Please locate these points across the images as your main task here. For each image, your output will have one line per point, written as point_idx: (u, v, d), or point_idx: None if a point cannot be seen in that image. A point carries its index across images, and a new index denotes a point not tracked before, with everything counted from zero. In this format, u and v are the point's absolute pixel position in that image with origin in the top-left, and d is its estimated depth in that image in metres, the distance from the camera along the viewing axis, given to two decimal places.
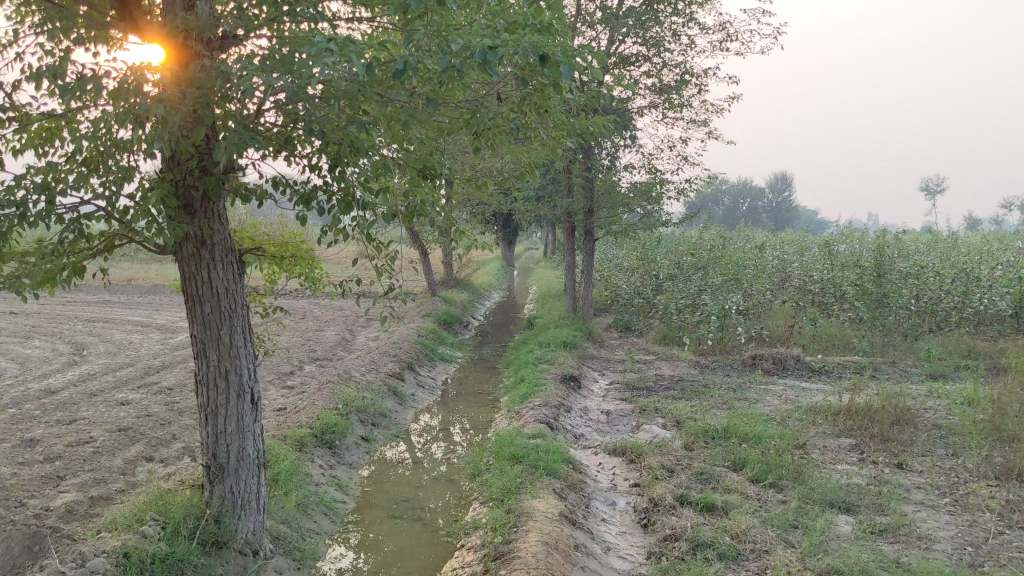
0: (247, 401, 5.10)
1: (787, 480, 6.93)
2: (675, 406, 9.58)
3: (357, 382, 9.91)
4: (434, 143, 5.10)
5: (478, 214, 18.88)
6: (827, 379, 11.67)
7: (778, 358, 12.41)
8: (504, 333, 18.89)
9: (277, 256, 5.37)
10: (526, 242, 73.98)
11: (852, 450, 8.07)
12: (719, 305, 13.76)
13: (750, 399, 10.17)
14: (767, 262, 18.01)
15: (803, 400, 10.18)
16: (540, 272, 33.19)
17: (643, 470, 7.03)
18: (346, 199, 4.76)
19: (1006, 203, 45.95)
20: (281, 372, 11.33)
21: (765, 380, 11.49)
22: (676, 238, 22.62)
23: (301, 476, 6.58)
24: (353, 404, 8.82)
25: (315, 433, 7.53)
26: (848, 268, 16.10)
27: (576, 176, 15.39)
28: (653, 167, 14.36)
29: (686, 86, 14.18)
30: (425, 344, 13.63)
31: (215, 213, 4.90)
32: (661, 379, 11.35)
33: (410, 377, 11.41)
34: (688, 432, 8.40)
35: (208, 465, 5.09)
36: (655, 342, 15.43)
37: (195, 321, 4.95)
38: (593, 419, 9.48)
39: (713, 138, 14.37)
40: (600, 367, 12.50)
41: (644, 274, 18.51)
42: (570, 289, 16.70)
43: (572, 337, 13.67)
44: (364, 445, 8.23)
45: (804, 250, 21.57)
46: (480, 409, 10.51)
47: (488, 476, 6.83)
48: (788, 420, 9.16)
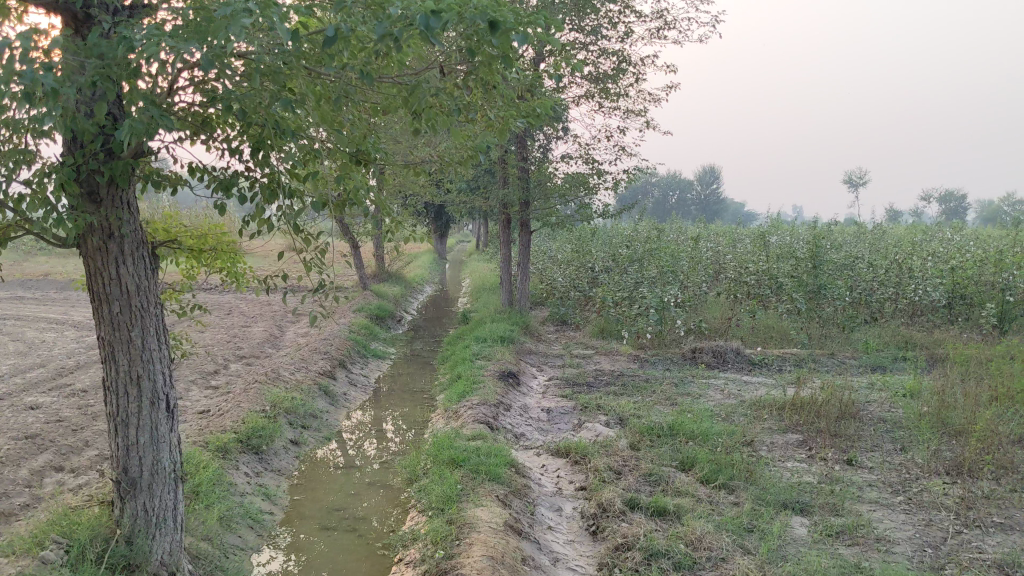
0: (162, 409, 4.62)
1: (738, 480, 6.69)
2: (618, 403, 9.29)
3: (285, 381, 9.41)
4: (368, 125, 4.67)
5: (409, 206, 18.40)
6: (768, 373, 11.53)
7: (719, 351, 12.24)
8: (438, 327, 18.46)
9: (196, 252, 4.87)
10: (457, 235, 73.46)
11: (800, 446, 7.88)
12: (658, 297, 13.55)
13: (693, 394, 9.95)
14: (703, 255, 17.90)
15: (746, 395, 9.99)
16: (472, 265, 32.80)
17: (589, 472, 6.71)
18: (271, 187, 4.31)
19: (926, 195, 46.91)
20: (204, 372, 10.75)
21: (707, 374, 11.30)
22: (611, 230, 22.44)
23: (224, 486, 6.09)
24: (281, 405, 8.32)
25: (241, 439, 7.04)
26: (784, 259, 16.05)
27: (511, 166, 15.02)
28: (589, 157, 14.06)
29: (623, 75, 13.91)
30: (357, 340, 13.14)
31: (124, 202, 4.41)
32: (601, 374, 11.08)
33: (342, 375, 10.95)
34: (632, 430, 8.12)
35: (119, 481, 4.60)
36: (593, 336, 15.17)
37: (102, 322, 4.46)
38: (533, 418, 9.14)
39: (650, 128, 14.12)
40: (538, 363, 12.18)
41: (579, 266, 18.27)
42: (506, 282, 16.36)
43: (509, 331, 13.32)
44: (294, 448, 7.75)
45: (737, 241, 21.59)
46: (415, 408, 10.09)
47: (427, 482, 6.43)
48: (733, 415, 8.95)
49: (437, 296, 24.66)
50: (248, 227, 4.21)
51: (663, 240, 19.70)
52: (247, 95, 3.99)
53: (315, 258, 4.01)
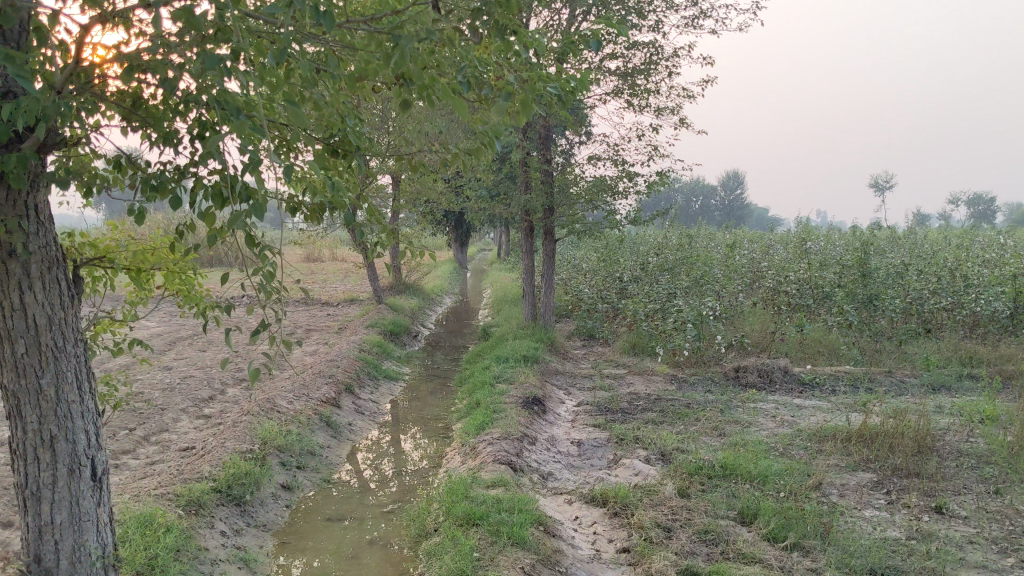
0: (86, 478, 3.55)
1: (812, 539, 5.56)
2: (659, 434, 8.16)
3: (282, 412, 8.34)
4: (350, 103, 3.56)
5: (425, 214, 17.36)
6: (821, 395, 10.35)
7: (764, 370, 11.07)
8: (457, 342, 17.38)
9: (136, 276, 3.85)
10: (480, 244, 72.52)
11: (877, 489, 6.73)
12: (696, 310, 12.37)
13: (740, 421, 8.81)
14: (738, 263, 16.73)
15: (803, 423, 8.84)
16: (495, 274, 31.74)
17: (633, 530, 5.61)
18: (218, 187, 3.18)
19: (954, 199, 45.21)
20: (197, 399, 9.71)
21: (755, 397, 10.12)
22: (639, 238, 21.29)
23: (190, 553, 5.02)
24: (272, 442, 7.23)
25: (218, 488, 5.97)
26: (829, 267, 14.82)
27: (534, 170, 13.92)
28: (619, 159, 12.91)
29: (653, 70, 12.80)
30: (368, 361, 12.07)
31: (30, 210, 3.34)
32: (635, 399, 9.94)
33: (349, 402, 9.87)
34: (678, 471, 7.00)
35: (29, 571, 3.59)
36: (624, 352, 14.03)
37: (4, 367, 3.41)
38: (562, 452, 8.02)
39: (685, 127, 12.98)
40: (566, 385, 11.06)
41: (607, 277, 17.13)
42: (529, 295, 15.21)
43: (534, 350, 12.21)
44: (285, 495, 6.66)
45: (772, 248, 20.41)
46: (430, 440, 8.99)
47: (437, 544, 5.36)
48: (791, 449, 7.81)
49: (457, 308, 23.61)
50: (182, 239, 3.11)
51: (695, 248, 18.54)
52: (178, 58, 2.90)
53: (265, 280, 2.89)
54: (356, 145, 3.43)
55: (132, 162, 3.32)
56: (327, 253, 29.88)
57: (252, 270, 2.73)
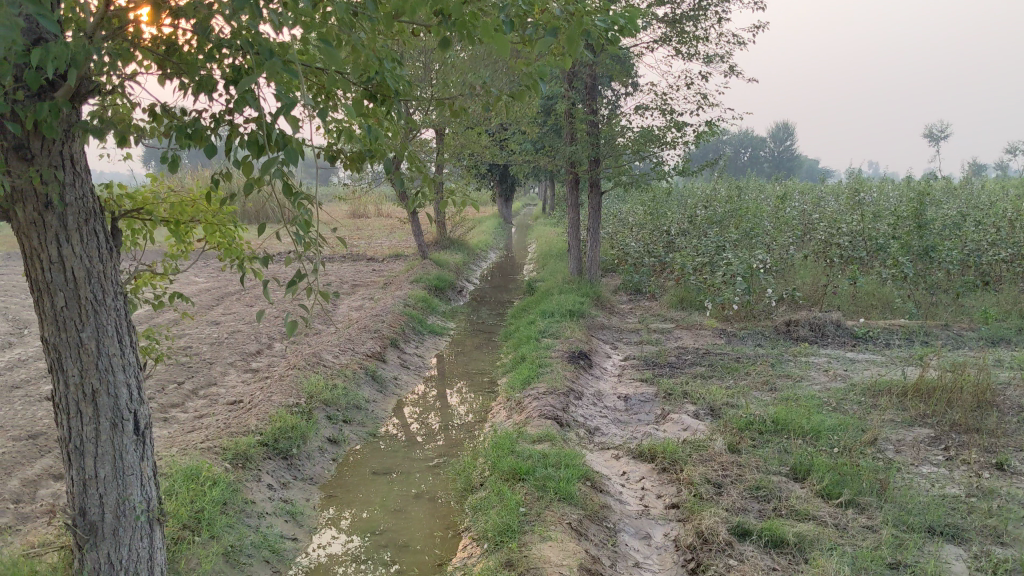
0: (129, 432, 3.52)
1: (868, 496, 5.40)
2: (708, 388, 8.02)
3: (328, 366, 8.33)
4: (389, 44, 3.40)
5: (469, 168, 17.21)
6: (874, 349, 10.11)
7: (816, 324, 10.84)
8: (502, 297, 17.30)
9: (175, 228, 3.80)
10: (525, 199, 72.20)
11: (934, 445, 6.54)
12: (745, 263, 12.12)
13: (791, 376, 8.63)
14: (788, 215, 16.39)
15: (856, 377, 8.63)
16: (539, 229, 31.57)
17: (682, 485, 5.50)
18: (255, 134, 3.06)
19: (1010, 149, 43.90)
20: (244, 354, 9.75)
21: (807, 351, 9.91)
22: (686, 191, 20.96)
23: (237, 507, 5.02)
24: (319, 396, 7.22)
25: (265, 442, 5.95)
26: (883, 219, 14.44)
27: (579, 121, 13.68)
28: (666, 109, 12.63)
29: (702, 17, 12.45)
30: (413, 316, 12.04)
31: (65, 159, 3.26)
32: (683, 353, 9.79)
33: (394, 356, 9.85)
34: (727, 426, 6.86)
35: (75, 525, 3.58)
36: (671, 306, 13.84)
37: (44, 321, 3.36)
38: (608, 407, 7.92)
39: (734, 75, 12.64)
40: (612, 340, 10.93)
41: (653, 230, 16.89)
42: (575, 249, 15.04)
43: (579, 304, 12.07)
44: (331, 449, 6.64)
45: (823, 200, 19.98)
46: (476, 395, 8.94)
47: (483, 498, 5.30)
48: (844, 404, 7.62)
49: (502, 262, 23.52)
50: (219, 189, 3.02)
51: (743, 200, 18.20)
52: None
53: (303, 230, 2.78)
54: (396, 91, 3.31)
55: (167, 110, 3.23)
56: (372, 209, 29.91)
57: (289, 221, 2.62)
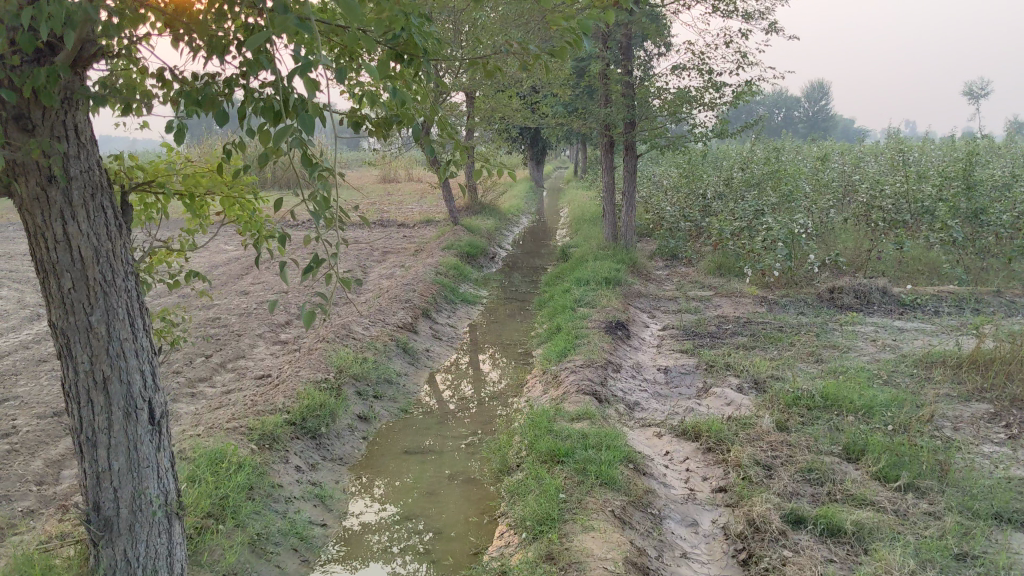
0: (143, 421, 3.28)
1: (928, 479, 5.09)
2: (752, 360, 7.71)
3: (358, 338, 8.11)
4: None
5: (500, 132, 16.87)
6: (923, 317, 9.72)
7: (861, 291, 10.46)
8: (535, 263, 17.02)
9: (189, 200, 3.55)
10: (556, 163, 71.56)
11: (995, 422, 6.20)
12: (786, 228, 11.73)
13: (838, 346, 8.30)
14: (829, 177, 15.90)
15: (906, 348, 8.27)
16: (572, 193, 31.15)
17: (730, 467, 5.23)
18: (269, 99, 2.76)
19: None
20: (274, 325, 9.56)
21: (853, 319, 9.55)
22: (722, 153, 20.47)
23: (264, 491, 4.81)
24: (348, 371, 7.00)
25: (292, 421, 5.74)
26: (929, 180, 13.94)
27: (614, 82, 13.27)
28: (704, 68, 12.18)
29: None
30: (445, 284, 11.78)
31: (69, 128, 2.98)
32: (724, 322, 9.47)
33: (426, 327, 9.61)
34: (774, 402, 6.56)
35: (89, 519, 3.37)
36: (709, 273, 13.49)
37: (50, 303, 3.12)
38: (648, 380, 7.63)
39: (775, 32, 12.16)
40: (649, 308, 10.63)
41: (689, 194, 16.47)
42: (609, 214, 14.69)
43: (615, 272, 11.76)
44: (362, 426, 6.43)
45: (864, 160, 19.44)
46: (510, 366, 8.69)
47: (520, 482, 5.05)
48: (896, 376, 7.29)
49: (534, 228, 23.22)
50: (231, 161, 2.74)
51: (782, 162, 17.71)
52: None
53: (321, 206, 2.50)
54: (425, 49, 2.99)
55: (177, 76, 2.95)
56: (403, 174, 29.66)
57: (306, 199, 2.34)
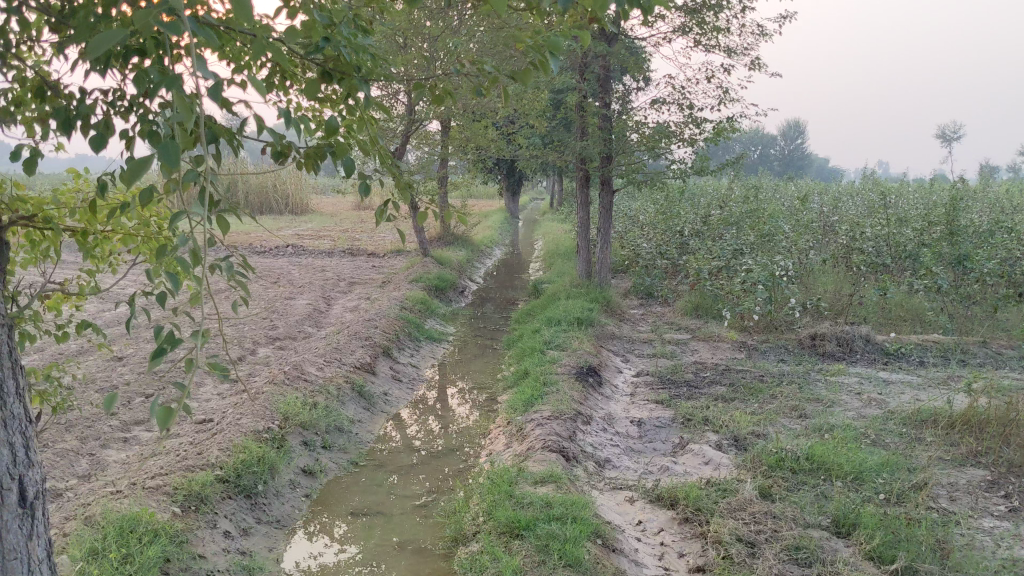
0: (11, 505, 2.72)
1: (927, 562, 4.60)
2: (732, 414, 7.20)
3: (310, 380, 7.54)
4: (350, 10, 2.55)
5: (474, 163, 16.41)
6: (909, 368, 9.28)
7: (844, 339, 10.03)
8: (508, 298, 16.51)
9: (84, 238, 3.01)
10: (533, 194, 71.35)
11: (994, 491, 5.72)
12: (767, 270, 11.28)
13: (822, 400, 7.82)
14: (809, 217, 15.53)
15: (894, 403, 7.80)
16: (546, 225, 30.74)
17: (709, 545, 4.71)
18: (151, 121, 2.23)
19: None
20: (225, 361, 8.95)
21: (836, 369, 9.09)
22: (700, 190, 20.12)
23: (182, 566, 4.24)
24: (295, 418, 6.42)
25: (225, 478, 5.17)
26: (911, 224, 13.58)
27: (591, 115, 12.85)
28: (685, 103, 11.78)
29: (722, 5, 11.71)
30: (410, 320, 11.23)
31: None
32: (701, 369, 8.98)
33: (386, 367, 9.05)
34: (756, 463, 6.06)
35: None
36: (685, 314, 13.02)
37: None
38: (620, 433, 7.11)
39: (759, 69, 11.80)
40: (623, 352, 10.12)
41: (666, 231, 16.05)
42: (584, 250, 14.21)
43: (588, 312, 11.27)
44: (305, 482, 5.85)
45: (843, 201, 19.14)
46: (473, 413, 8.14)
47: (473, 558, 4.51)
48: (884, 436, 6.81)
49: (508, 260, 22.73)
50: (103, 195, 2.24)
51: (761, 200, 17.36)
52: None
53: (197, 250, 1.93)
54: (355, 66, 2.50)
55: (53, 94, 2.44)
56: (377, 201, 29.14)
57: (169, 253, 1.83)
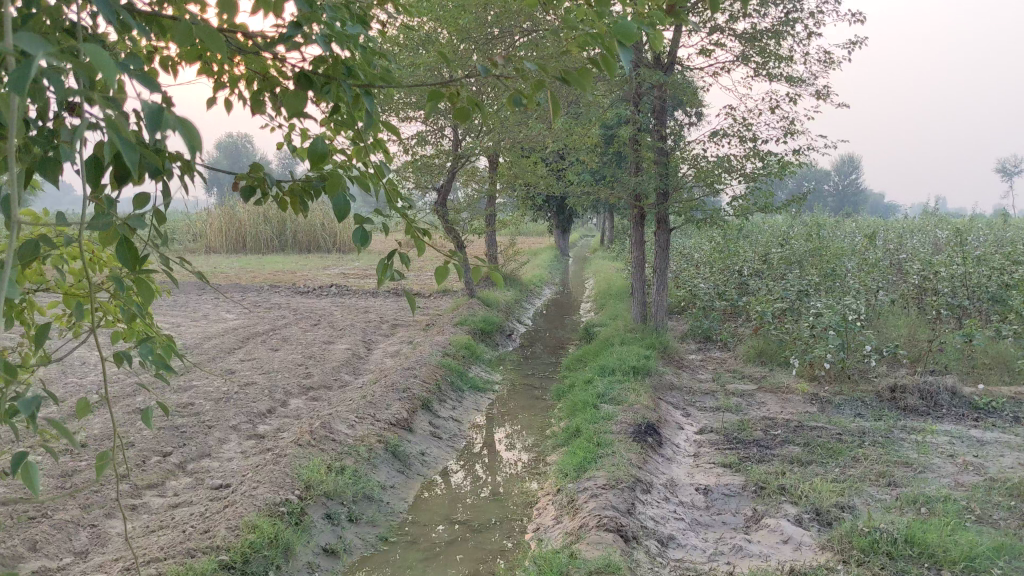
0: None
1: None
2: (811, 482, 6.34)
3: (341, 439, 6.85)
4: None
5: (523, 201, 15.73)
6: (1003, 425, 8.31)
7: (927, 391, 9.11)
8: (557, 340, 15.73)
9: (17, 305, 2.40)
10: (584, 232, 70.67)
11: None
12: (839, 314, 10.38)
13: (912, 464, 6.92)
14: (878, 256, 14.57)
15: (993, 469, 6.87)
16: (597, 262, 29.98)
17: None
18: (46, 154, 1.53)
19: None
20: (252, 414, 8.30)
21: (921, 427, 8.16)
22: (759, 228, 19.23)
23: None
24: (319, 487, 5.73)
25: (229, 564, 4.48)
26: (991, 262, 12.56)
27: (645, 149, 12.11)
28: (747, 134, 10.98)
29: (784, 31, 10.96)
30: (453, 367, 10.52)
31: None
32: (771, 426, 8.11)
33: (424, 423, 8.32)
34: (845, 547, 5.22)
35: None
36: (748, 360, 12.13)
37: None
38: (684, 504, 6.29)
39: (826, 98, 10.98)
40: (682, 405, 9.28)
41: (724, 270, 15.18)
42: (639, 292, 13.41)
43: (644, 359, 10.47)
44: (324, 564, 5.14)
45: (911, 237, 18.10)
46: (519, 475, 7.37)
47: None
48: (990, 509, 5.91)
49: (557, 300, 22.00)
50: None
51: (825, 238, 16.43)
52: None
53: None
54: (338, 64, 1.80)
55: None
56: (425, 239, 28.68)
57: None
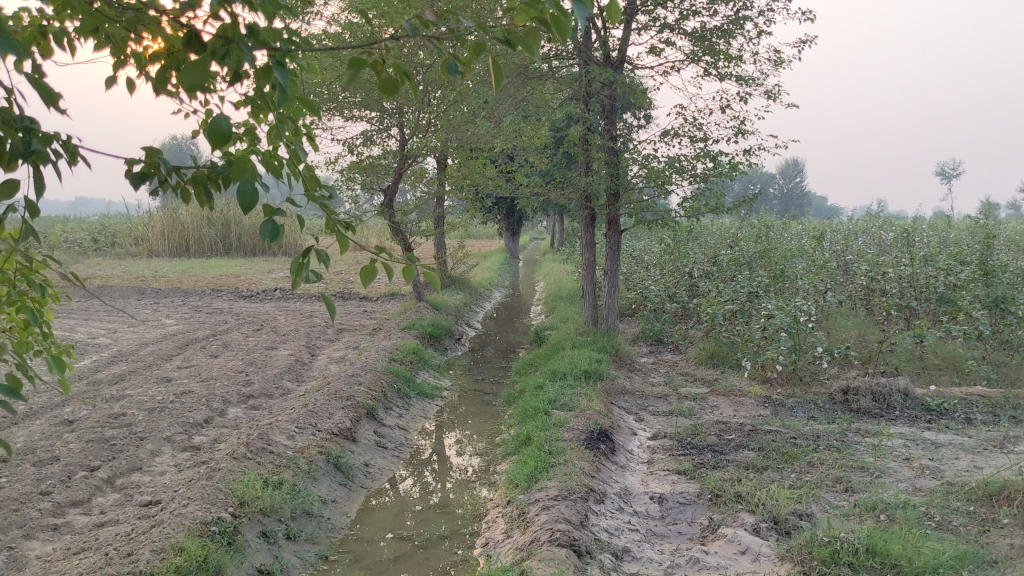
0: None
1: None
2: (767, 489, 6.17)
3: (279, 451, 6.52)
4: None
5: (471, 203, 15.46)
6: (957, 427, 8.22)
7: (880, 393, 9.01)
8: (507, 344, 15.46)
9: None
10: (534, 235, 70.47)
11: None
12: (791, 316, 10.26)
13: (868, 468, 6.78)
14: (828, 257, 14.54)
15: (950, 472, 6.76)
16: (548, 265, 29.75)
17: None
18: None
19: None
20: (188, 425, 7.91)
21: (876, 430, 8.04)
22: (709, 229, 19.17)
23: None
24: (254, 503, 5.40)
25: None
26: (939, 262, 12.55)
27: (595, 149, 11.91)
28: (697, 134, 10.83)
29: (734, 30, 10.84)
30: (400, 373, 10.21)
31: None
32: (725, 431, 7.94)
33: (369, 432, 8.01)
34: (804, 557, 5.04)
35: None
36: (700, 363, 11.98)
37: None
38: (638, 514, 6.07)
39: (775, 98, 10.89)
40: (635, 411, 9.08)
41: (674, 272, 15.04)
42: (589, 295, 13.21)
43: (596, 363, 10.26)
44: None
45: (859, 238, 18.15)
46: (467, 485, 7.10)
47: None
48: (950, 514, 5.77)
49: (508, 303, 21.73)
50: None
51: (775, 240, 16.38)
52: None
53: None
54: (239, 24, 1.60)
55: None
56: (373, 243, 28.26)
57: None
